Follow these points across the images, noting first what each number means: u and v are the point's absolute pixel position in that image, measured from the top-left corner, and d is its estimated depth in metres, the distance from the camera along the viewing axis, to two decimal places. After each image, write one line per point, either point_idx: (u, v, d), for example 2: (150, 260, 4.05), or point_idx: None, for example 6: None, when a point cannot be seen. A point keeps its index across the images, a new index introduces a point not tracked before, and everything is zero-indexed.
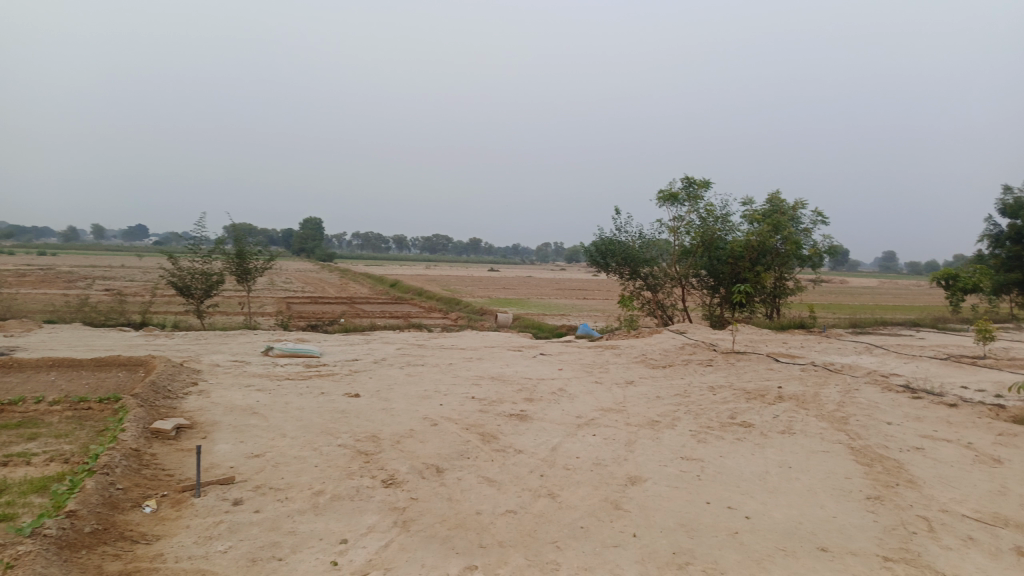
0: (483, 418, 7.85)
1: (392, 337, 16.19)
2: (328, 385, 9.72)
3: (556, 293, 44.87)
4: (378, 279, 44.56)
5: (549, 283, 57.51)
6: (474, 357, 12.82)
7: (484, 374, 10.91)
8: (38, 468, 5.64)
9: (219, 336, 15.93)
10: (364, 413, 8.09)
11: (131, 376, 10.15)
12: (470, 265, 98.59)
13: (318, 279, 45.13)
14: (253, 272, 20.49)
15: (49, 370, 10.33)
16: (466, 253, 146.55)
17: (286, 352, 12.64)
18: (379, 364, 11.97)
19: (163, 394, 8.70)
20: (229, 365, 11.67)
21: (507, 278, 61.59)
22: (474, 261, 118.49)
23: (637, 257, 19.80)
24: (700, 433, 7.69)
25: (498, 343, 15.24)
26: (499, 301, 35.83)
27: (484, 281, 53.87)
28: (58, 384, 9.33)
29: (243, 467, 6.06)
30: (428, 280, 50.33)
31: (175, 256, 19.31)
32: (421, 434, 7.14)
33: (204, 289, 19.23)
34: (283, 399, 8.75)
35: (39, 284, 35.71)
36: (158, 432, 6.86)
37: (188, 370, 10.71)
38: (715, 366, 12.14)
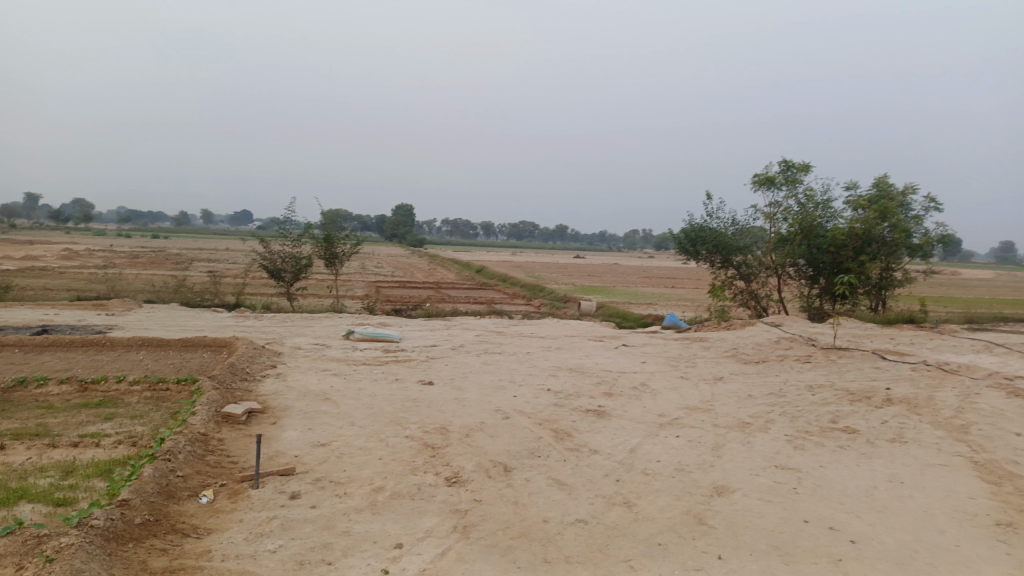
0: (558, 413, 7.42)
1: (473, 323, 15.96)
2: (403, 372, 9.52)
3: (644, 281, 43.80)
4: (465, 264, 44.70)
5: (638, 271, 56.22)
6: (554, 347, 12.38)
7: (563, 365, 10.45)
8: (106, 450, 5.63)
9: (304, 318, 16.15)
10: (435, 402, 7.81)
11: (214, 357, 10.29)
12: (557, 252, 98.06)
13: (407, 264, 45.79)
14: (340, 256, 20.75)
15: (139, 349, 10.63)
16: (553, 239, 146.05)
17: (366, 336, 12.58)
18: (457, 351, 11.73)
19: (240, 376, 8.71)
20: (309, 348, 11.70)
21: (594, 265, 60.75)
22: (561, 248, 117.75)
23: (730, 245, 18.80)
24: (797, 438, 6.99)
25: (580, 332, 14.74)
26: (585, 289, 35.23)
27: (571, 269, 53.24)
28: (145, 364, 9.53)
29: (306, 457, 5.86)
30: (514, 266, 50.21)
31: (266, 240, 19.74)
32: (492, 428, 6.78)
33: (294, 272, 19.60)
34: (356, 385, 8.60)
35: (148, 265, 37.73)
36: (228, 416, 6.80)
37: (269, 353, 10.78)
38: (813, 363, 11.24)
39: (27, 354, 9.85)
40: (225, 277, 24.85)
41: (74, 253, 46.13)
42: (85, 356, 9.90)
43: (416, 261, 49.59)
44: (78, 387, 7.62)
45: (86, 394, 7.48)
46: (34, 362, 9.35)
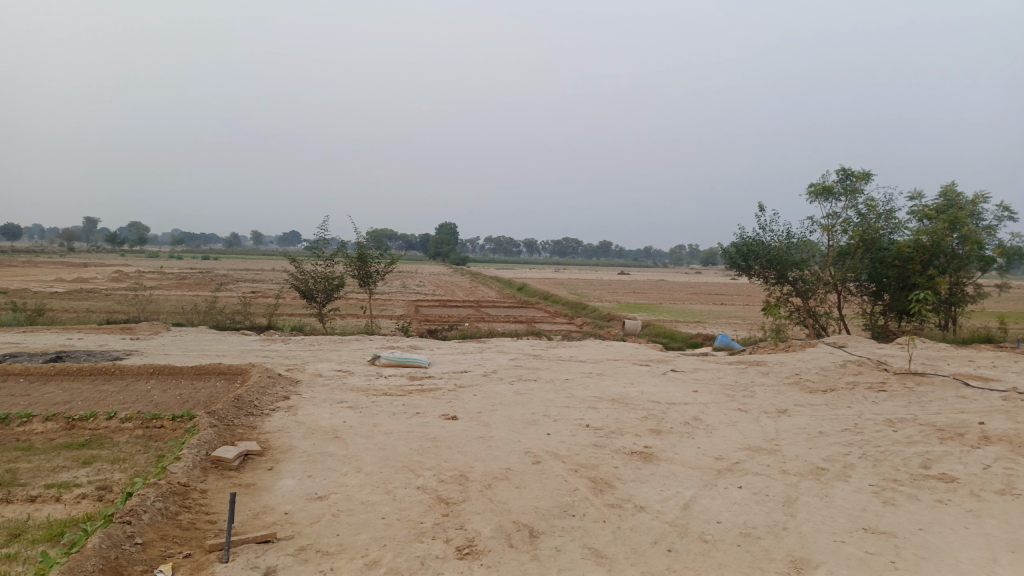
0: (596, 458, 6.40)
1: (509, 346, 15.00)
2: (426, 404, 8.60)
3: (691, 298, 42.24)
4: (506, 282, 43.81)
5: (685, 287, 54.56)
6: (595, 373, 11.36)
7: (604, 395, 9.42)
8: (66, 506, 4.80)
9: (333, 341, 15.40)
10: (457, 442, 6.86)
11: (226, 387, 9.54)
12: (602, 268, 96.69)
13: (449, 283, 45.12)
14: (375, 275, 19.92)
15: (149, 379, 9.96)
16: (597, 256, 144.89)
17: (393, 362, 11.71)
18: (489, 378, 10.79)
19: (246, 410, 7.91)
20: (330, 374, 10.89)
21: (639, 282, 59.33)
22: (606, 264, 116.26)
23: (785, 259, 17.47)
24: (884, 490, 5.84)
25: (624, 356, 13.66)
26: (630, 307, 34.00)
27: (615, 286, 51.95)
28: (150, 396, 8.82)
29: (297, 515, 4.96)
30: (556, 284, 49.18)
31: (298, 260, 19.19)
32: (519, 476, 5.81)
33: (326, 293, 18.95)
34: (372, 420, 7.72)
35: (190, 286, 37.90)
36: (219, 461, 5.95)
37: (286, 381, 10.01)
38: (889, 392, 9.96)
39: (30, 385, 9.22)
40: (260, 299, 24.45)
41: (123, 275, 46.92)
42: (89, 387, 9.22)
43: (457, 279, 48.91)
44: (63, 424, 6.87)
45: (71, 432, 6.73)
46: (33, 394, 8.69)
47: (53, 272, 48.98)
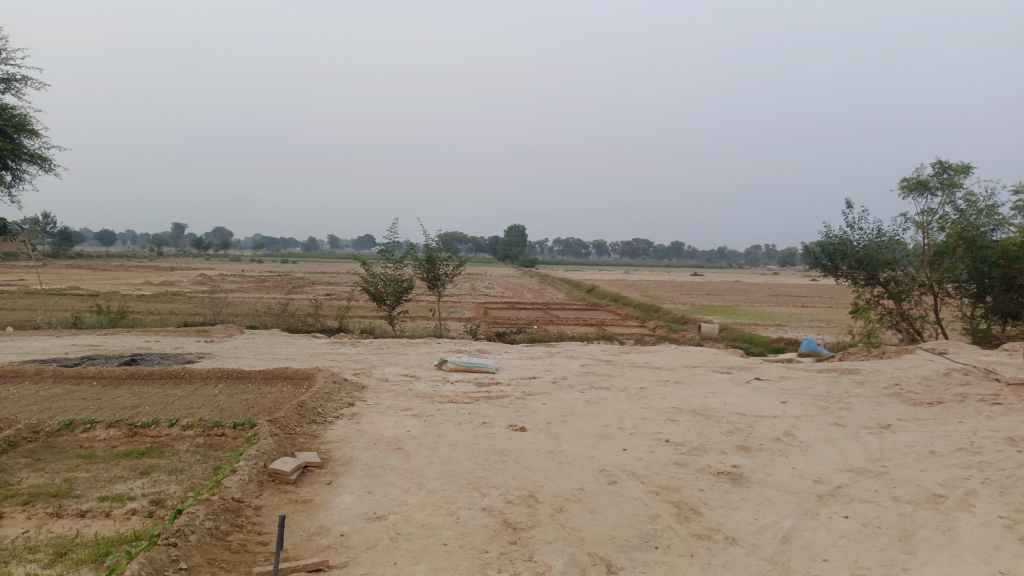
0: (678, 480, 5.81)
1: (580, 350, 14.45)
2: (494, 413, 8.16)
3: (769, 300, 40.54)
4: (576, 284, 43.07)
5: (762, 288, 52.55)
6: (672, 381, 10.70)
7: (683, 407, 8.77)
8: (115, 523, 4.57)
9: (401, 344, 15.19)
10: (526, 456, 6.39)
11: (292, 392, 9.35)
12: (674, 269, 94.76)
13: (518, 285, 44.77)
14: (443, 278, 19.67)
15: (217, 383, 9.88)
16: (669, 257, 142.23)
17: (460, 366, 11.34)
18: (559, 385, 10.29)
19: (309, 418, 7.64)
20: (397, 379, 10.62)
21: (714, 283, 57.62)
22: (678, 265, 113.83)
23: (876, 259, 16.29)
24: (1018, 524, 5.05)
25: (702, 362, 12.91)
26: (705, 309, 32.83)
27: (688, 287, 50.54)
28: (216, 401, 8.70)
29: (353, 538, 4.59)
30: (627, 285, 48.14)
31: (368, 262, 19.12)
32: (593, 500, 5.29)
33: (395, 296, 18.79)
34: (437, 430, 7.33)
35: (266, 289, 38.77)
36: (276, 474, 5.66)
37: (352, 386, 9.77)
38: (1005, 405, 8.95)
39: (102, 389, 9.27)
40: (331, 301, 24.61)
41: (206, 278, 48.63)
42: (158, 391, 9.20)
43: (527, 281, 48.51)
44: (126, 430, 6.75)
45: (133, 440, 6.59)
46: (104, 399, 8.70)
47: (142, 276, 51.17)
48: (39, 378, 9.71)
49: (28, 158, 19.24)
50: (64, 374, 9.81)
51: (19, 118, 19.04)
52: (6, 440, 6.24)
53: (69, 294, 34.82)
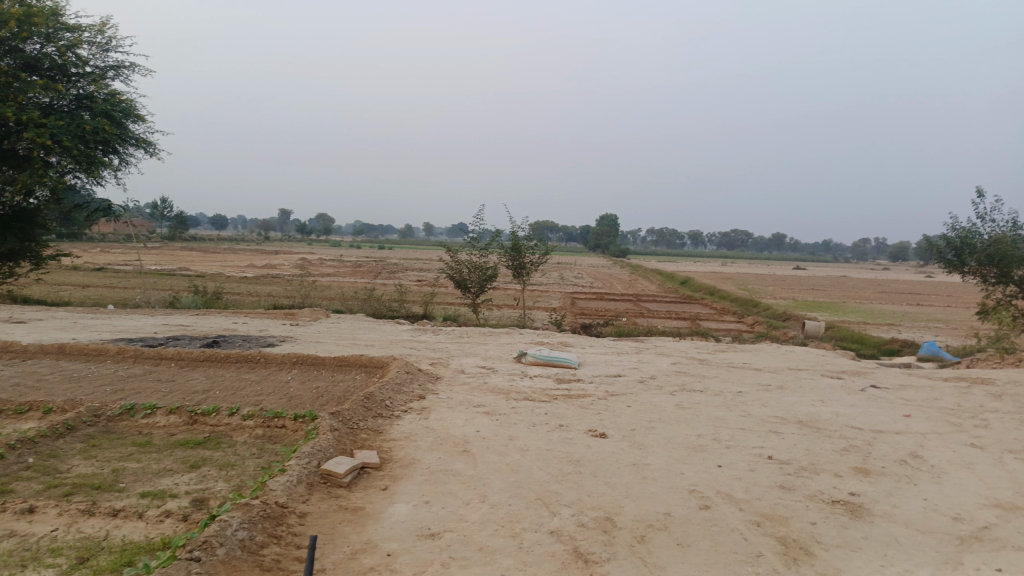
0: (785, 510, 4.94)
1: (672, 346, 13.52)
2: (573, 415, 7.46)
3: (881, 297, 37.81)
4: (669, 275, 41.58)
5: (872, 284, 49.22)
6: (774, 387, 9.66)
7: (787, 418, 7.78)
8: (145, 527, 4.18)
9: (483, 333, 14.68)
10: (606, 469, 5.67)
11: (364, 381, 8.95)
12: (773, 263, 90.91)
13: (608, 274, 43.79)
14: (529, 266, 19.06)
15: (291, 367, 9.62)
16: (769, 250, 136.90)
17: (540, 360, 10.69)
18: (646, 386, 9.45)
19: (376, 410, 7.18)
20: (473, 371, 10.07)
21: (817, 277, 54.49)
22: (778, 258, 109.16)
23: (1010, 255, 14.43)
24: None
25: (808, 365, 11.75)
26: (809, 305, 30.84)
27: (788, 281, 48.02)
28: (285, 389, 8.39)
29: (401, 559, 4.01)
30: (724, 278, 46.12)
31: (454, 249, 18.73)
32: (681, 530, 4.51)
33: (480, 283, 18.33)
34: (509, 431, 6.70)
35: (358, 274, 39.37)
36: (329, 476, 5.17)
37: (426, 377, 9.30)
38: None
39: (178, 371, 9.18)
40: (419, 287, 24.50)
41: (305, 262, 50.09)
42: (231, 375, 9.02)
43: (618, 271, 47.35)
44: (185, 418, 6.48)
45: (191, 428, 6.31)
46: (177, 382, 8.59)
47: (246, 258, 53.25)
48: (121, 357, 9.74)
49: (134, 142, 19.94)
50: (144, 355, 9.81)
51: (127, 103, 19.75)
52: (65, 423, 6.07)
53: (177, 275, 36.50)
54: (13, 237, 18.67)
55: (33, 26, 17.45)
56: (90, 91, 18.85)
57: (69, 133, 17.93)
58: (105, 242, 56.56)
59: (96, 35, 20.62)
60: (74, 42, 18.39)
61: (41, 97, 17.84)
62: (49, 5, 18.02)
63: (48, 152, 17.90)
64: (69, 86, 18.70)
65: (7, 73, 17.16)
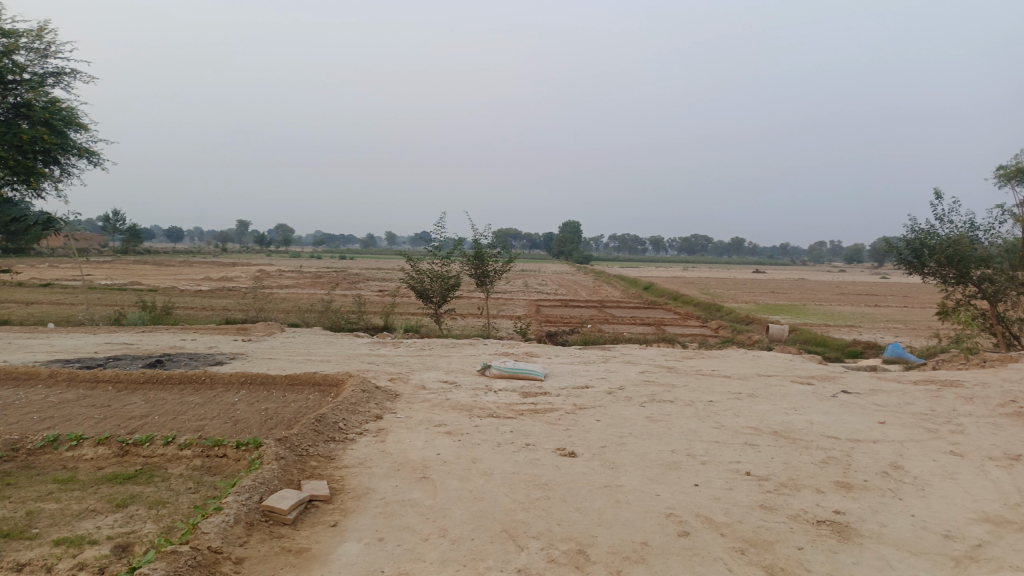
0: (769, 533, 4.60)
1: (640, 354, 13.23)
2: (540, 432, 7.04)
3: (840, 299, 38.34)
4: (632, 280, 41.54)
5: (830, 286, 49.96)
6: (745, 395, 9.38)
7: (761, 429, 7.48)
8: None
9: (445, 344, 14.21)
10: (576, 493, 5.27)
11: (317, 402, 8.41)
12: (734, 266, 92.08)
13: (573, 281, 43.64)
14: (492, 275, 18.61)
15: (239, 387, 9.03)
16: (728, 254, 138.93)
17: (504, 373, 10.27)
18: (614, 397, 9.09)
19: (329, 434, 6.67)
20: (434, 386, 9.60)
21: (777, 280, 55.13)
22: (738, 262, 110.68)
23: (968, 255, 14.46)
24: None
25: (778, 370, 11.54)
26: (771, 308, 30.98)
27: (750, 284, 48.48)
28: (230, 413, 7.81)
29: None
30: (687, 283, 46.35)
31: (415, 258, 18.21)
32: (661, 561, 4.13)
33: (442, 293, 17.85)
34: (472, 453, 6.26)
35: (317, 285, 38.50)
36: (271, 513, 4.67)
37: (385, 394, 8.80)
38: None
39: (116, 395, 8.53)
40: (379, 298, 23.87)
41: (263, 274, 48.91)
42: (173, 399, 8.40)
43: (582, 278, 47.21)
44: (116, 449, 5.90)
45: (122, 461, 5.74)
46: (114, 407, 7.95)
47: (202, 271, 51.81)
48: (53, 381, 9.04)
49: (76, 151, 18.98)
50: (79, 378, 9.12)
51: (68, 111, 18.84)
52: None
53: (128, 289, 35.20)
54: None
55: None
56: (28, 98, 17.88)
57: (5, 143, 16.96)
58: (53, 256, 54.62)
59: (33, 40, 19.63)
60: (9, 48, 17.47)
61: None
62: None
63: None
64: (4, 93, 17.71)
65: None
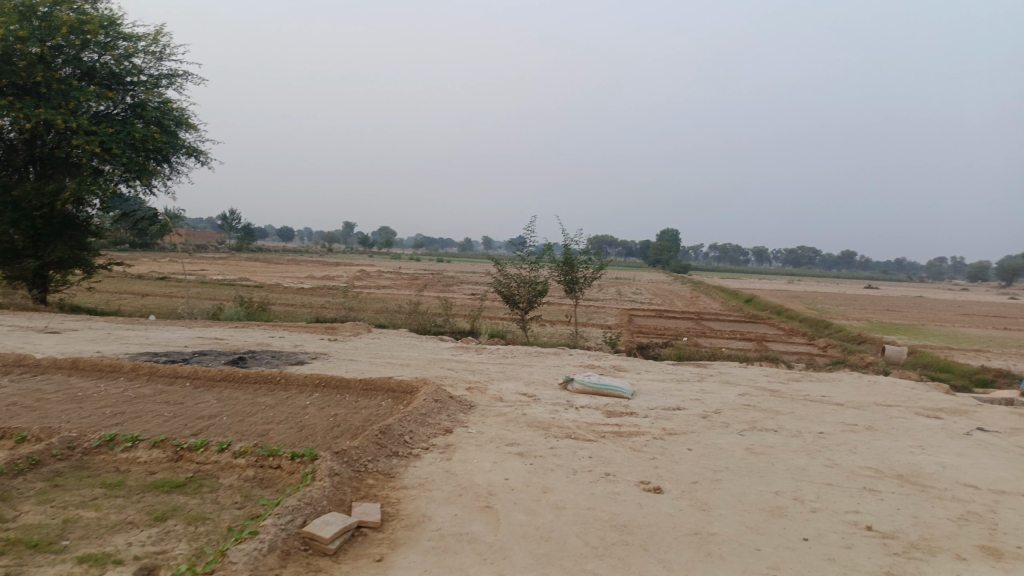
0: None
1: (739, 374, 12.19)
2: (622, 460, 6.32)
3: (964, 320, 35.24)
4: (733, 292, 39.72)
5: (953, 305, 46.14)
6: (861, 429, 8.27)
7: (883, 471, 6.46)
8: None
9: (530, 353, 13.63)
10: (659, 540, 4.53)
11: (388, 409, 7.99)
12: (843, 281, 87.26)
13: (669, 291, 42.27)
14: (582, 282, 17.89)
15: (312, 390, 8.75)
16: (837, 268, 132.12)
17: (588, 388, 9.57)
18: (709, 422, 8.21)
19: (392, 447, 6.19)
20: (513, 398, 9.00)
21: (892, 297, 51.48)
22: (847, 276, 104.89)
23: None
24: None
25: (897, 400, 10.27)
26: (886, 328, 28.67)
27: (861, 301, 45.47)
28: (298, 417, 7.48)
29: None
30: (791, 296, 43.99)
31: (503, 263, 17.75)
32: None
33: (529, 299, 17.29)
34: (544, 481, 5.61)
35: (411, 287, 38.93)
36: (312, 542, 4.20)
37: (459, 405, 8.29)
38: None
39: (190, 392, 8.41)
40: (467, 302, 23.61)
41: (361, 273, 50.03)
42: (245, 399, 8.19)
43: (679, 288, 45.63)
44: (170, 453, 5.63)
45: (174, 467, 5.45)
46: (185, 406, 7.81)
47: (306, 270, 53.65)
48: (134, 375, 9.05)
49: (184, 151, 19.65)
50: (159, 372, 9.11)
51: (179, 112, 19.51)
52: (32, 458, 5.30)
53: (235, 285, 36.66)
54: (63, 245, 18.22)
55: (86, 34, 17.26)
56: (143, 99, 18.61)
57: (119, 141, 17.70)
58: (173, 251, 58.00)
59: (150, 44, 20.54)
60: (129, 51, 18.26)
61: (94, 105, 17.62)
62: (106, 13, 17.89)
63: (97, 161, 17.66)
64: (122, 94, 18.50)
65: (61, 81, 17.04)
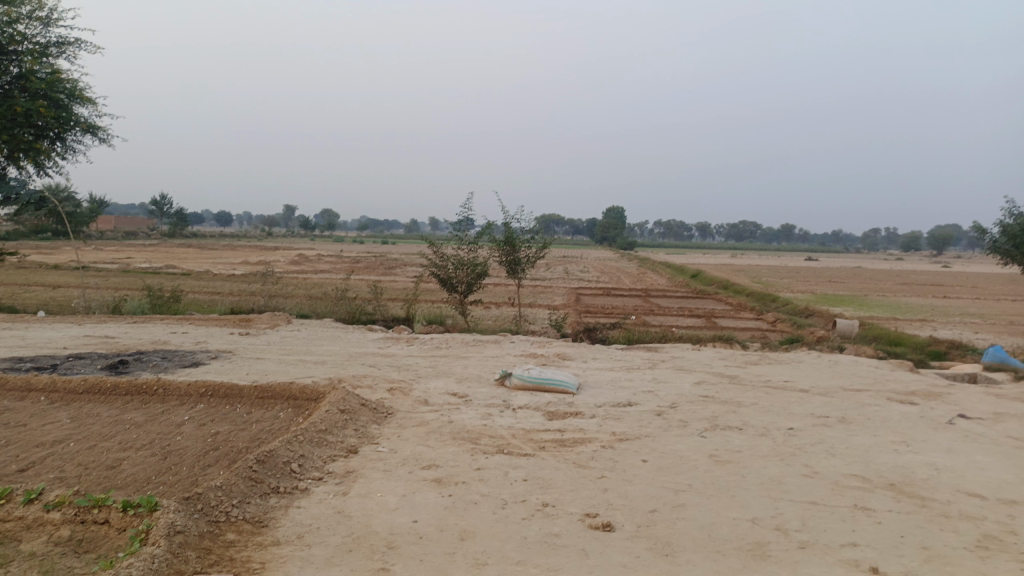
0: None
1: (694, 358, 11.19)
2: (564, 483, 5.12)
3: (904, 289, 35.51)
4: (678, 268, 39.21)
5: (890, 274, 46.82)
6: (834, 422, 7.28)
7: (872, 480, 5.43)
8: None
9: (466, 342, 12.36)
10: None
11: (282, 423, 6.60)
12: (783, 254, 88.67)
13: (615, 268, 41.61)
14: (524, 262, 16.65)
15: (196, 401, 7.30)
16: (777, 241, 135.17)
17: (528, 384, 8.37)
18: (666, 422, 7.09)
19: (269, 481, 4.85)
20: (439, 401, 7.71)
21: (832, 268, 52.03)
22: (787, 249, 106.89)
23: None
24: None
25: (865, 383, 9.38)
26: (831, 299, 28.44)
27: (802, 272, 45.79)
28: (165, 439, 6.05)
29: None
30: (737, 270, 43.89)
31: (439, 243, 16.33)
32: None
33: (468, 282, 15.96)
34: (463, 522, 4.36)
35: (349, 270, 37.15)
36: None
37: (372, 414, 6.97)
38: None
39: (40, 410, 6.88)
40: (403, 285, 22.18)
41: (299, 258, 47.91)
42: (107, 416, 6.70)
43: (624, 265, 44.89)
44: None
45: None
46: (26, 428, 6.30)
47: (240, 255, 51.12)
48: None
49: (80, 127, 17.47)
50: (7, 386, 7.51)
51: (72, 84, 17.29)
52: None
53: (158, 274, 34.27)
54: None
55: None
56: (28, 70, 16.34)
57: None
58: (97, 238, 54.58)
59: (37, 8, 18.31)
60: (8, 14, 15.95)
61: None
62: None
63: None
64: (4, 63, 16.24)
65: None
